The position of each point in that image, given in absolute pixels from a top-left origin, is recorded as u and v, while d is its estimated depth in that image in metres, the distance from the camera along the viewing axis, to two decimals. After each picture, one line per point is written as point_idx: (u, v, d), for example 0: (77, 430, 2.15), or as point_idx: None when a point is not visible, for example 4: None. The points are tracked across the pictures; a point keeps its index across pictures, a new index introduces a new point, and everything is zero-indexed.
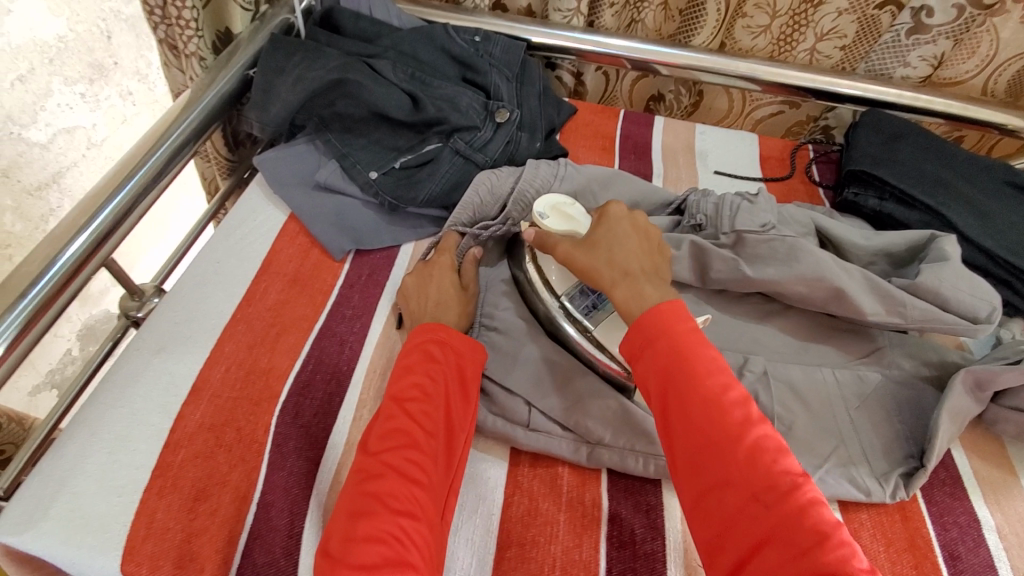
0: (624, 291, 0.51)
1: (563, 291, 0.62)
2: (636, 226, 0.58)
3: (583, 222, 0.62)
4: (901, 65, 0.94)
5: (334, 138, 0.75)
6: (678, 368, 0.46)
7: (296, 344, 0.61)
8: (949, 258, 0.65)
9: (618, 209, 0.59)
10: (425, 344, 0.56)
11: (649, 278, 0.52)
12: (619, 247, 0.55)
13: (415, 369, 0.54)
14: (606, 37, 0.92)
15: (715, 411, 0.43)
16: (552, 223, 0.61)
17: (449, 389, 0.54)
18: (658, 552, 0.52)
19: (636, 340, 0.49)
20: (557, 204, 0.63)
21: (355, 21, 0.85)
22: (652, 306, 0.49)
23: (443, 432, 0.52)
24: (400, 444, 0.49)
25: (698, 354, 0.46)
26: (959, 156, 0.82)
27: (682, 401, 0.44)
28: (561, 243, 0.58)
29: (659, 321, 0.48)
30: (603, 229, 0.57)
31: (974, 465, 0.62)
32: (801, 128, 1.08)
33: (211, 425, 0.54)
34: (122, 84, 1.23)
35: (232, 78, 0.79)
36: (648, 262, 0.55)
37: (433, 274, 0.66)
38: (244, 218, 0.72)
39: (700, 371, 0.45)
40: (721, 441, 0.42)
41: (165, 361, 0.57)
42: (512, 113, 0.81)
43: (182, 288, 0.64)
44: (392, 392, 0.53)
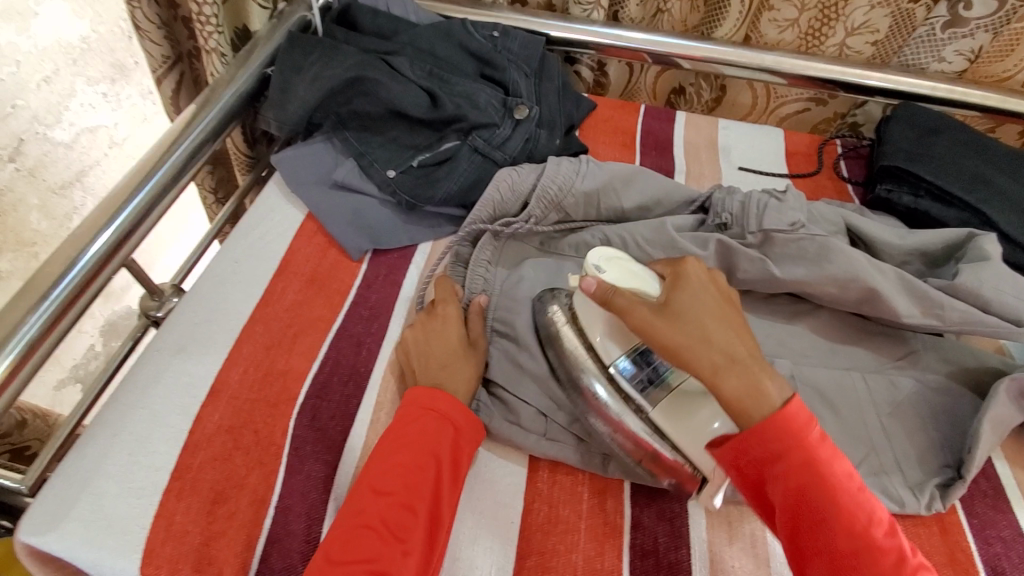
0: (735, 385, 0.46)
1: (612, 360, 0.54)
2: (718, 290, 0.51)
3: (649, 280, 0.53)
4: (936, 60, 0.90)
5: (351, 137, 0.74)
6: (821, 493, 0.43)
7: (314, 346, 0.60)
8: (992, 258, 0.62)
9: (698, 269, 0.52)
10: (419, 416, 0.52)
11: (747, 354, 0.47)
12: (709, 323, 0.48)
13: (402, 448, 0.50)
14: (626, 31, 0.90)
15: (862, 544, 0.43)
16: (614, 278, 0.53)
17: (436, 476, 0.49)
18: (683, 562, 0.51)
19: (762, 450, 0.44)
20: (613, 256, 0.55)
21: (373, 17, 0.85)
22: (778, 409, 0.45)
23: (417, 533, 0.47)
24: (367, 553, 0.45)
25: (837, 478, 0.44)
26: (998, 151, 0.78)
27: (822, 524, 0.43)
28: (641, 309, 0.50)
29: (788, 436, 0.44)
30: (683, 295, 0.50)
31: (1017, 476, 0.59)
32: (828, 125, 1.05)
33: (229, 427, 0.54)
34: (143, 83, 1.24)
35: (250, 76, 0.79)
36: (739, 324, 0.49)
37: (436, 326, 0.60)
38: (261, 218, 0.72)
39: (843, 498, 0.44)
40: (870, 574, 0.42)
41: (184, 362, 0.57)
42: (532, 109, 0.80)
43: (201, 288, 0.64)
44: (373, 476, 0.49)
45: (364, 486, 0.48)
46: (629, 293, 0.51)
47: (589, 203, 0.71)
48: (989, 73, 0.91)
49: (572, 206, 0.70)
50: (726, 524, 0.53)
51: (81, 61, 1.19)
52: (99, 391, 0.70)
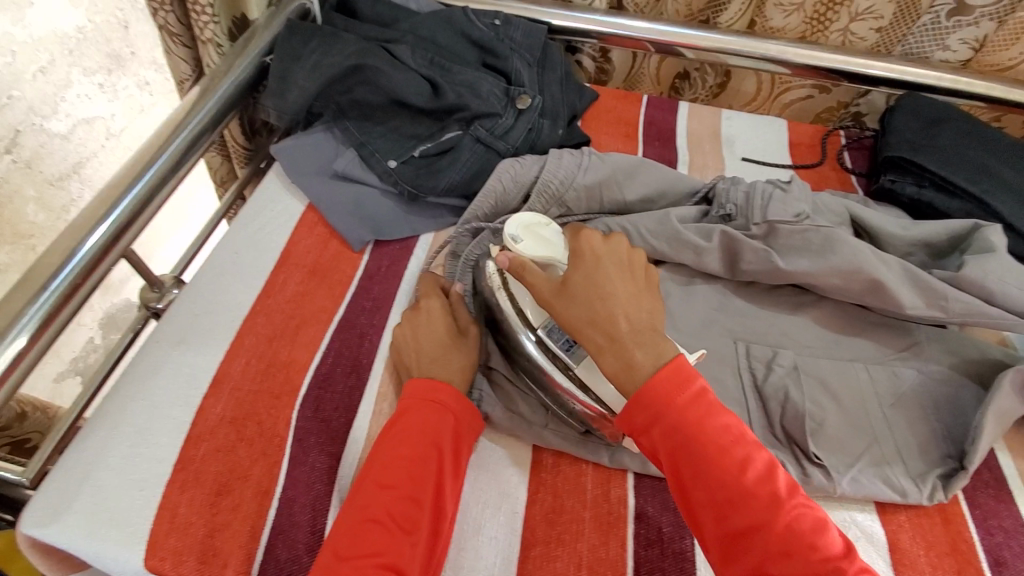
0: (611, 361, 0.47)
1: (539, 323, 0.55)
2: (620, 263, 0.51)
3: (560, 246, 0.57)
4: (940, 49, 0.90)
5: (351, 126, 0.73)
6: (692, 442, 0.44)
7: (316, 337, 0.60)
8: (996, 250, 0.62)
9: (592, 239, 0.51)
10: (420, 408, 0.52)
11: (626, 325, 0.48)
12: (599, 298, 0.49)
13: (404, 440, 0.50)
14: (628, 20, 0.89)
15: (736, 489, 0.42)
16: (528, 247, 0.56)
17: (439, 468, 0.49)
18: (687, 551, 0.51)
19: (640, 413, 0.46)
20: (529, 224, 0.58)
21: (372, 5, 0.84)
22: (648, 376, 0.46)
23: (423, 526, 0.47)
24: (373, 547, 0.44)
25: (710, 428, 0.44)
26: (1003, 142, 0.78)
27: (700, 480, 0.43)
28: (541, 285, 0.52)
29: (657, 391, 0.45)
30: (581, 271, 0.50)
31: (1019, 466, 0.59)
32: (831, 115, 1.04)
33: (233, 418, 0.53)
34: (140, 73, 1.21)
35: (249, 65, 0.78)
36: (630, 297, 0.49)
37: (429, 319, 0.59)
38: (261, 208, 0.71)
39: (713, 446, 0.43)
40: (755, 518, 0.41)
41: (185, 353, 0.57)
42: (534, 99, 0.79)
43: (201, 279, 0.63)
44: (376, 470, 0.48)
45: (367, 480, 0.48)
46: (534, 268, 0.53)
47: (592, 196, 0.71)
48: (993, 62, 0.89)
49: (575, 197, 0.70)
50: None
51: (76, 51, 1.17)
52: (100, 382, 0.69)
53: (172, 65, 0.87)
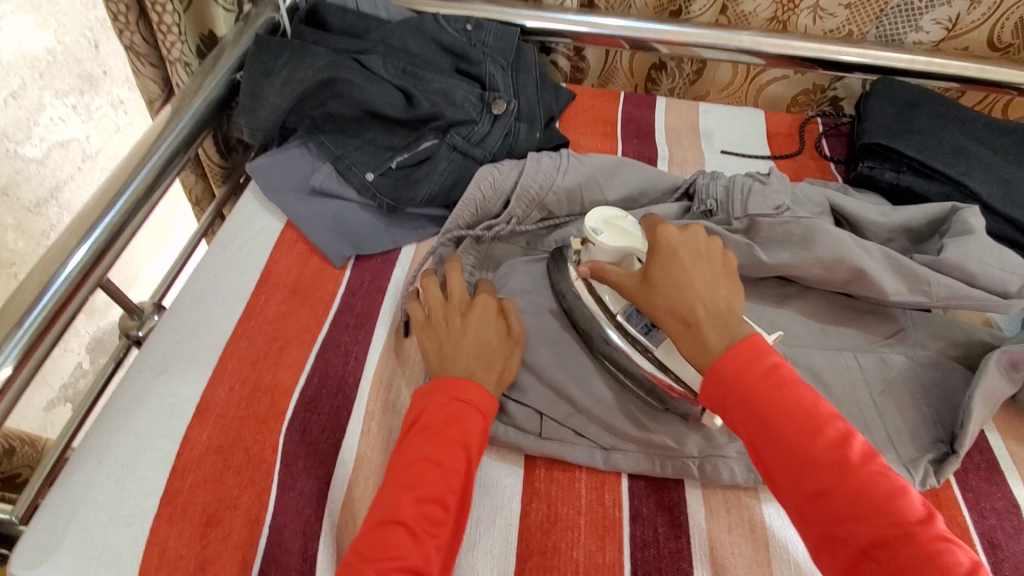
0: (688, 345, 0.48)
1: (617, 309, 0.56)
2: (697, 250, 0.52)
3: (639, 238, 0.56)
4: (913, 30, 0.91)
5: (327, 141, 0.73)
6: (756, 409, 0.44)
7: (300, 358, 0.59)
8: (975, 231, 0.62)
9: (669, 233, 0.53)
10: (449, 406, 0.51)
11: (705, 314, 0.48)
12: (682, 282, 0.50)
13: (433, 438, 0.49)
14: (601, 18, 0.89)
15: (802, 447, 0.42)
16: (608, 239, 0.56)
17: (463, 470, 0.48)
18: (684, 551, 0.50)
19: (710, 388, 0.46)
20: (609, 216, 0.58)
21: (342, 16, 0.83)
22: (718, 355, 0.46)
23: (445, 529, 0.46)
24: (394, 549, 0.43)
25: (781, 395, 0.43)
26: (978, 123, 0.79)
27: (765, 425, 0.43)
28: (623, 279, 0.53)
29: (729, 363, 0.45)
30: (660, 260, 0.51)
31: (1010, 447, 0.60)
32: (808, 98, 1.04)
33: (218, 447, 0.53)
34: (113, 92, 1.13)
35: (219, 83, 0.77)
36: (711, 285, 0.50)
37: (465, 318, 0.57)
38: (239, 229, 0.70)
39: (780, 394, 0.44)
40: (825, 481, 0.41)
41: (168, 383, 0.56)
42: (509, 103, 0.78)
43: (182, 306, 0.63)
44: (400, 472, 0.48)
45: (389, 482, 0.47)
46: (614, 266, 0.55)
47: (572, 199, 0.70)
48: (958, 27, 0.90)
49: (555, 201, 0.69)
50: (725, 512, 0.53)
51: (48, 74, 1.05)
52: (88, 409, 0.70)
53: (141, 85, 0.86)
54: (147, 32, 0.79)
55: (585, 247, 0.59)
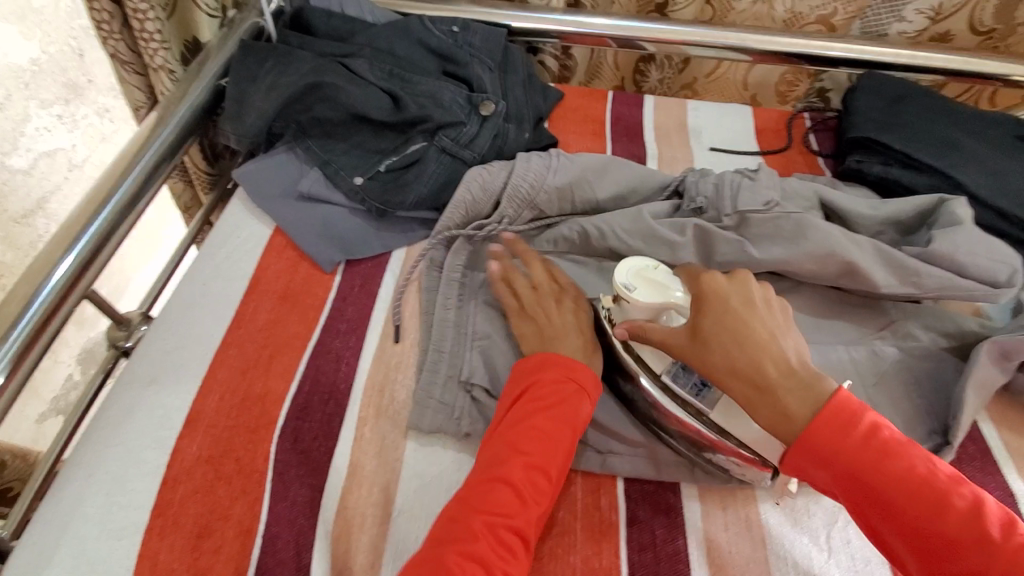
0: (766, 412, 0.47)
1: (662, 368, 0.53)
2: (746, 301, 0.51)
3: (676, 288, 0.53)
4: (896, 21, 0.92)
5: (314, 146, 0.72)
6: (868, 489, 0.43)
7: (291, 366, 0.58)
8: (963, 223, 0.63)
9: (716, 283, 0.52)
10: (560, 382, 0.52)
11: (774, 372, 0.47)
12: (740, 343, 0.49)
13: (545, 409, 0.51)
14: (587, 17, 0.89)
15: (929, 527, 0.41)
16: (643, 297, 0.52)
17: (571, 445, 0.50)
18: (681, 553, 0.50)
19: (798, 459, 0.46)
20: (638, 269, 0.53)
21: (327, 19, 0.82)
22: (800, 416, 0.45)
23: (548, 497, 0.48)
24: (503, 507, 0.46)
25: (890, 469, 0.43)
26: (963, 114, 0.79)
27: (888, 502, 0.43)
28: (669, 338, 0.51)
29: (820, 437, 0.45)
30: (711, 317, 0.50)
31: (1004, 438, 0.60)
32: (798, 78, 1.04)
33: (209, 457, 0.52)
34: (99, 101, 1.12)
35: (204, 89, 0.76)
36: (774, 336, 0.49)
37: (559, 305, 0.59)
38: (227, 236, 0.70)
39: (892, 464, 0.43)
40: (974, 559, 0.40)
41: (157, 394, 0.56)
42: (498, 104, 0.77)
43: (171, 315, 0.62)
44: (513, 436, 0.49)
45: (503, 446, 0.49)
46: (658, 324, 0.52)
47: (563, 199, 0.70)
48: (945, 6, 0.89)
49: (546, 201, 0.68)
50: (721, 510, 0.53)
51: (31, 83, 1.08)
52: (79, 420, 0.69)
53: (127, 92, 0.86)
54: (131, 40, 0.79)
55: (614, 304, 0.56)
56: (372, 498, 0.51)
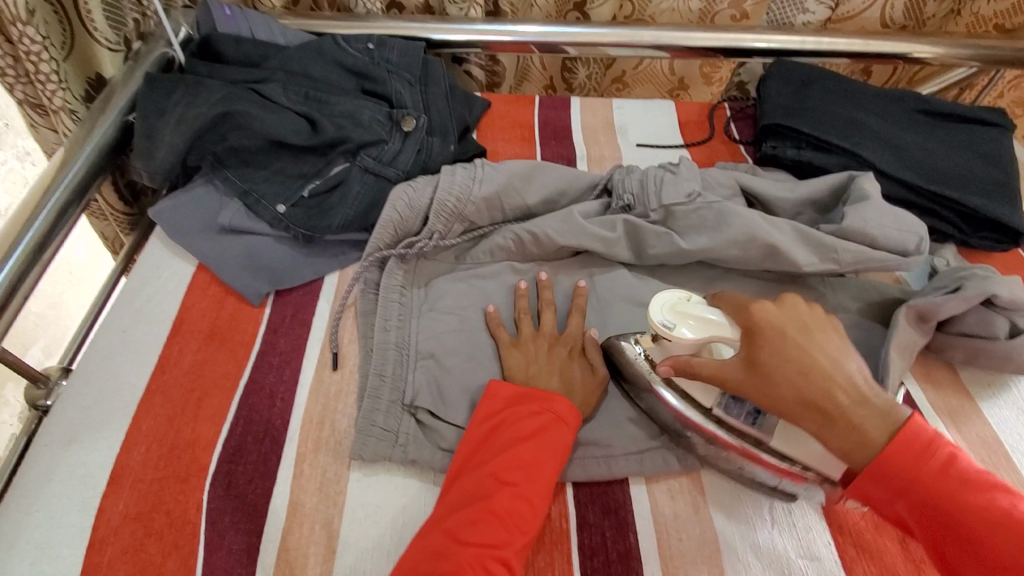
0: (840, 441, 0.46)
1: (713, 403, 0.52)
2: (799, 326, 0.49)
3: (716, 316, 0.51)
4: (801, 12, 0.97)
5: (232, 175, 0.69)
6: (945, 517, 0.43)
7: (222, 408, 0.56)
8: (870, 197, 0.66)
9: (766, 311, 0.49)
10: (534, 414, 0.52)
11: (847, 400, 0.46)
12: (810, 369, 0.47)
13: (521, 440, 0.50)
14: (505, 25, 0.90)
15: (1000, 550, 0.41)
16: (687, 333, 0.51)
17: (553, 473, 0.49)
18: (633, 549, 0.50)
19: (875, 488, 0.45)
20: (674, 304, 0.52)
21: (236, 44, 0.79)
22: (882, 446, 0.44)
23: (534, 527, 0.47)
24: (488, 539, 0.45)
25: (963, 498, 0.43)
26: (867, 95, 0.83)
27: (957, 524, 0.43)
28: (723, 373, 0.48)
29: (904, 471, 0.44)
30: (768, 349, 0.47)
31: (930, 398, 0.63)
32: (715, 70, 1.10)
33: (138, 513, 0.49)
34: (18, 145, 0.96)
35: (110, 126, 0.73)
36: (835, 363, 0.47)
37: (551, 349, 0.59)
38: (147, 279, 0.67)
39: (966, 493, 0.43)
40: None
41: (78, 452, 0.53)
42: (419, 119, 0.77)
43: (90, 367, 0.59)
44: (493, 468, 0.49)
45: (484, 476, 0.48)
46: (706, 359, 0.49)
47: (492, 208, 0.68)
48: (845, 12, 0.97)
49: (475, 212, 0.67)
50: (668, 499, 0.54)
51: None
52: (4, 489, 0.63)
53: (39, 136, 0.84)
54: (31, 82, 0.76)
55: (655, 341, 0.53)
56: (313, 535, 0.50)
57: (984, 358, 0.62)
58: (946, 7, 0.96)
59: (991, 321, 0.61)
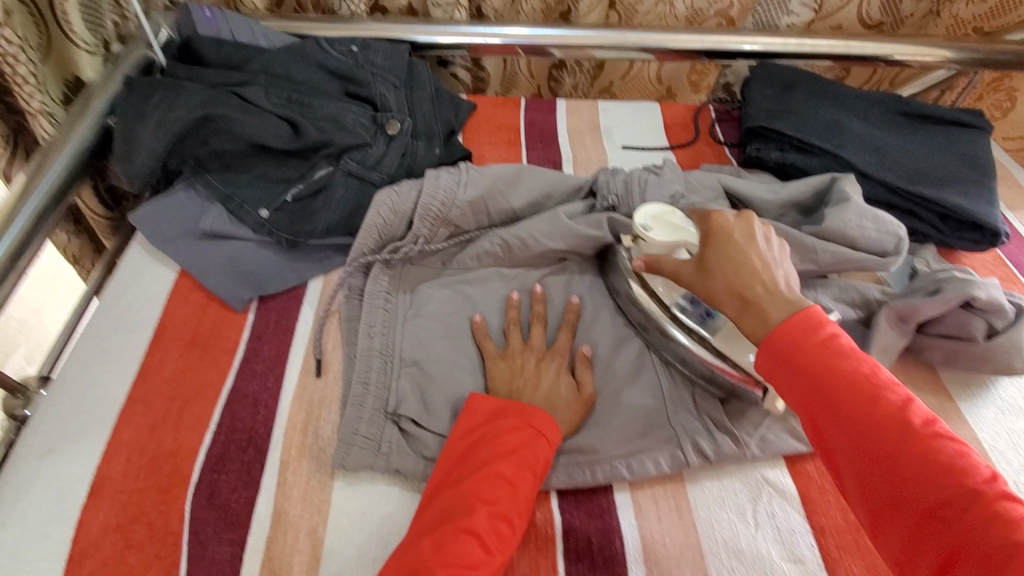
0: (750, 321, 0.49)
1: (670, 300, 0.60)
2: (748, 233, 0.53)
3: (688, 229, 0.58)
4: (785, 14, 0.97)
5: (214, 179, 0.69)
6: (818, 384, 0.44)
7: (204, 417, 0.55)
8: (851, 199, 0.67)
9: (723, 219, 0.54)
10: (514, 428, 0.51)
11: (765, 292, 0.49)
12: (742, 263, 0.51)
13: (502, 454, 0.49)
14: (490, 27, 0.89)
15: (871, 422, 0.41)
16: (657, 235, 0.58)
17: (531, 490, 0.48)
18: (618, 555, 0.51)
19: (766, 361, 0.47)
20: (655, 213, 0.60)
21: (218, 48, 0.78)
22: (778, 322, 0.47)
23: (509, 545, 0.45)
24: (467, 558, 0.42)
25: (839, 368, 0.43)
26: (848, 97, 0.84)
27: (827, 396, 0.43)
28: (679, 269, 0.55)
29: (786, 341, 0.46)
30: (716, 247, 0.53)
31: None
32: (701, 76, 1.09)
33: (119, 525, 0.49)
34: None
35: (88, 131, 0.72)
36: (768, 263, 0.51)
37: (538, 364, 0.58)
38: (127, 285, 0.66)
39: (839, 367, 0.43)
40: (894, 447, 0.40)
41: (57, 464, 0.52)
42: (404, 122, 0.76)
43: (68, 377, 0.58)
44: (473, 483, 0.47)
45: (462, 494, 0.46)
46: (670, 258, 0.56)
47: (477, 211, 0.68)
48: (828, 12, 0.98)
49: (459, 216, 0.67)
50: (653, 504, 0.54)
51: None
52: None
53: None
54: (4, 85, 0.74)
55: (636, 244, 0.62)
56: (298, 544, 0.49)
57: (962, 359, 0.63)
58: (923, 6, 0.98)
59: (969, 324, 0.61)
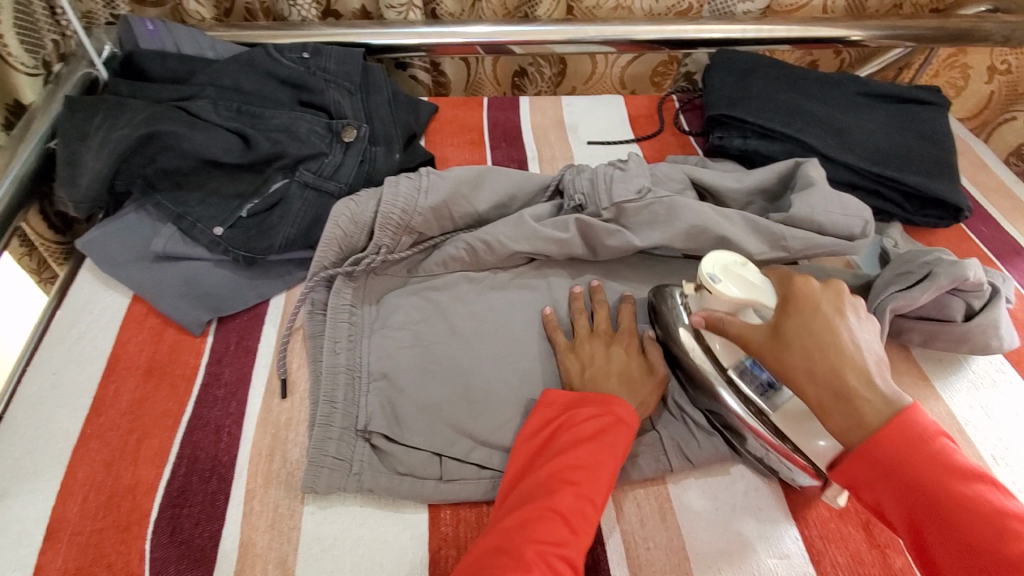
0: (838, 419, 0.44)
1: (730, 363, 0.54)
2: (836, 308, 0.47)
3: (767, 290, 0.51)
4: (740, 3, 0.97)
5: (165, 199, 0.66)
6: (918, 491, 0.41)
7: (163, 448, 0.53)
8: (816, 183, 0.66)
9: (809, 287, 0.48)
10: (591, 418, 0.51)
11: (856, 380, 0.44)
12: (826, 341, 0.46)
13: (581, 442, 0.49)
14: (446, 26, 0.87)
15: (971, 522, 0.39)
16: (728, 289, 0.51)
17: (613, 477, 0.48)
18: (601, 562, 0.50)
19: (858, 473, 0.43)
20: (727, 264, 0.52)
21: (161, 61, 0.75)
22: (877, 429, 0.42)
23: (595, 527, 0.46)
24: (552, 537, 0.43)
25: (936, 471, 0.40)
26: (808, 80, 0.84)
27: (935, 527, 0.40)
28: (747, 333, 0.49)
29: (890, 456, 0.42)
30: (796, 318, 0.47)
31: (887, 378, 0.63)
32: (664, 71, 1.09)
33: (77, 569, 0.46)
34: None
35: (30, 155, 0.69)
36: (859, 344, 0.46)
37: (608, 348, 0.58)
38: (77, 315, 0.63)
39: (937, 489, 0.40)
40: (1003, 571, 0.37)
41: (8, 509, 0.49)
42: (360, 128, 0.74)
43: (17, 416, 0.55)
44: (553, 468, 0.48)
45: (544, 478, 0.47)
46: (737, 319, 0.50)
47: (440, 217, 0.66)
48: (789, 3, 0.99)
49: (422, 223, 0.65)
50: (635, 506, 0.53)
51: None
52: None
53: None
54: None
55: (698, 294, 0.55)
56: None
57: (941, 338, 0.63)
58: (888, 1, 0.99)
59: (947, 304, 0.61)
